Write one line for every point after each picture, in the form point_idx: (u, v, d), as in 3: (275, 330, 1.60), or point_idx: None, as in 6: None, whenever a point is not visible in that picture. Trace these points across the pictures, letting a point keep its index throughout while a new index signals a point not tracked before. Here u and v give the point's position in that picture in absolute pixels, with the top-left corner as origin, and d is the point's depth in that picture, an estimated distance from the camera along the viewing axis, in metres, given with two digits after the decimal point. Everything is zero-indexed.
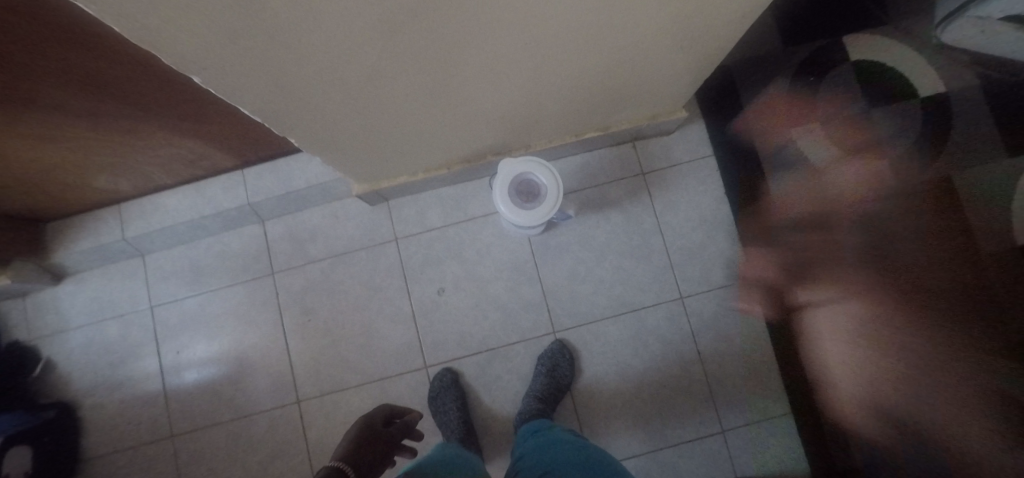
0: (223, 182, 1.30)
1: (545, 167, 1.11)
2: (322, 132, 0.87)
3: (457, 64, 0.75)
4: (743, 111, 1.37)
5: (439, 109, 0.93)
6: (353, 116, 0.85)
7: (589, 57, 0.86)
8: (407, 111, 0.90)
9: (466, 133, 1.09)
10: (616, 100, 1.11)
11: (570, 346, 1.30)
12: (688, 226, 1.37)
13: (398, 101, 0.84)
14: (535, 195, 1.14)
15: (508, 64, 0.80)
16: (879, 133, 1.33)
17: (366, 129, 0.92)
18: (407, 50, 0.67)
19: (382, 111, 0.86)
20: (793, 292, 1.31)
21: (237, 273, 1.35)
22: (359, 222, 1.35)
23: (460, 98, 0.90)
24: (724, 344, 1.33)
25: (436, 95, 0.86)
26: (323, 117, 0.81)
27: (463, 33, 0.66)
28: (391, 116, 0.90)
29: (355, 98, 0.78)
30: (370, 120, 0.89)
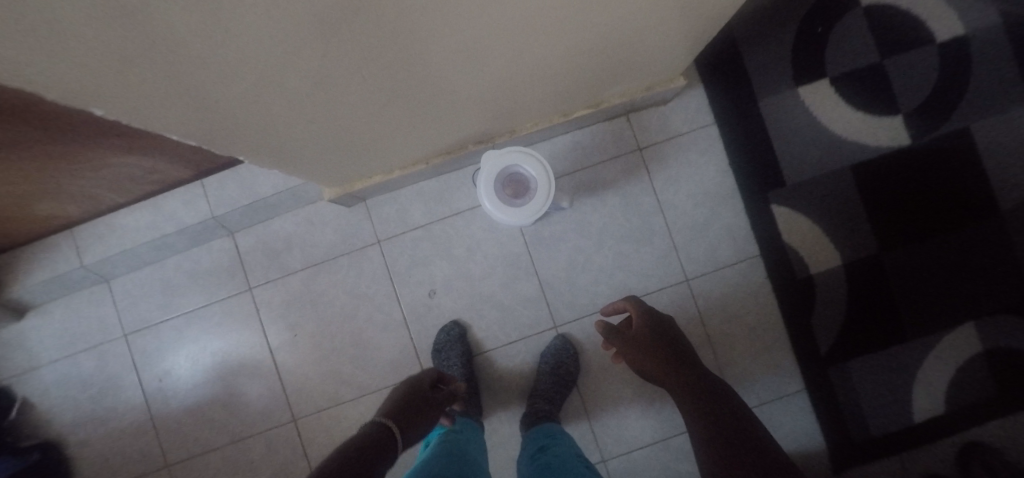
0: (183, 195, 1.19)
1: (528, 161, 1.02)
2: (275, 143, 0.75)
3: (421, 53, 0.63)
4: (747, 71, 1.24)
5: (407, 103, 0.80)
6: (307, 122, 0.72)
7: (577, 30, 0.73)
8: (370, 109, 0.77)
9: (443, 125, 0.97)
10: (608, 73, 0.99)
11: (572, 340, 1.23)
12: (689, 202, 1.25)
13: (356, 100, 0.72)
14: (524, 192, 1.05)
15: (482, 48, 0.68)
16: (888, 88, 1.25)
17: (326, 133, 0.80)
18: (356, 44, 0.54)
19: (340, 112, 0.74)
20: (805, 266, 1.23)
21: (211, 291, 1.26)
22: (336, 226, 1.24)
23: (429, 89, 0.77)
24: (735, 325, 1.25)
25: (400, 89, 0.73)
26: (270, 128, 0.69)
27: (423, 21, 0.54)
28: (352, 117, 0.78)
29: (305, 103, 0.66)
30: (327, 124, 0.76)
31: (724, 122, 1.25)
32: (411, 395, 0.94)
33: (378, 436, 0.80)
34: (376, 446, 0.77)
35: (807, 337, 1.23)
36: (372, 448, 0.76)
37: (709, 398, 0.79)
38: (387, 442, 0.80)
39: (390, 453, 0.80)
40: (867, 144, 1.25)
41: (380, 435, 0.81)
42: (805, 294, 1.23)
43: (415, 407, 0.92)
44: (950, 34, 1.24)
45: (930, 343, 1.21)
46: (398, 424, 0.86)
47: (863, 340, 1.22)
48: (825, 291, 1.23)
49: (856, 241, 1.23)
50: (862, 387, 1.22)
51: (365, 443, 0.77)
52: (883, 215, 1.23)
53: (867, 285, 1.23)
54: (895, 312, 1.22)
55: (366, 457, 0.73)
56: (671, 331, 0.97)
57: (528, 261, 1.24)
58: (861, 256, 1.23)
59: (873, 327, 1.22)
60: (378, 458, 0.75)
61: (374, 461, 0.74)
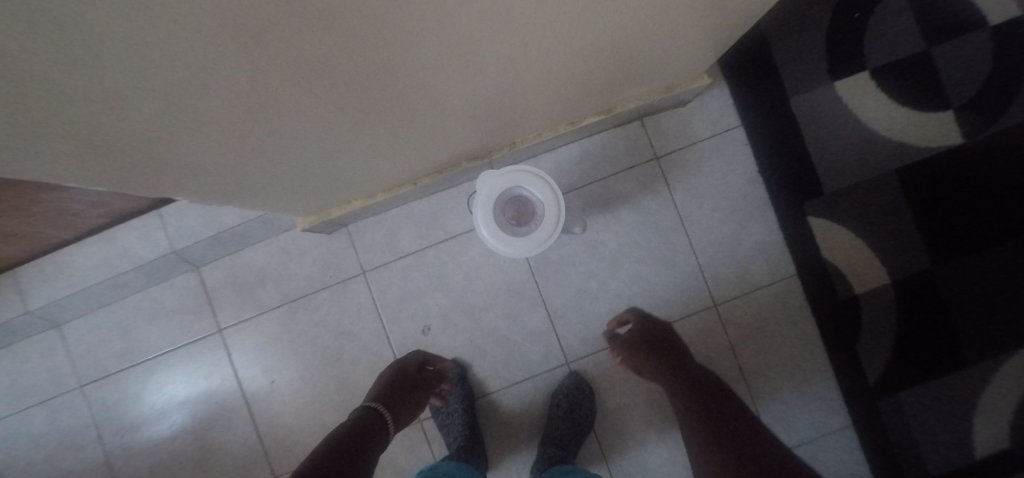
0: (140, 226, 1.05)
1: (530, 184, 0.88)
2: (220, 175, 0.60)
3: (395, 62, 0.47)
4: (777, 66, 1.09)
5: (384, 118, 0.65)
6: (255, 150, 0.57)
7: (592, 24, 0.58)
8: (337, 128, 0.62)
9: (431, 140, 0.82)
10: (621, 76, 0.85)
11: (587, 378, 1.09)
12: (715, 216, 1.10)
13: (317, 120, 0.56)
14: (528, 218, 0.90)
15: (472, 51, 0.52)
16: (936, 81, 1.10)
17: (284, 158, 0.65)
18: (300, 55, 0.38)
19: (297, 135, 0.58)
20: (848, 285, 1.08)
21: (176, 334, 1.11)
22: (315, 256, 1.10)
23: (410, 103, 0.62)
24: (770, 354, 1.11)
25: (372, 104, 0.58)
26: (209, 161, 0.54)
27: (388, 27, 0.39)
28: (315, 139, 0.62)
29: (247, 131, 0.50)
30: (283, 149, 0.61)
31: (751, 126, 1.10)
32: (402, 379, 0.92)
33: (367, 423, 0.80)
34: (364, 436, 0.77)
35: (851, 366, 1.09)
36: (358, 437, 0.76)
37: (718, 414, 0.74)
38: (377, 429, 0.80)
39: (380, 438, 0.80)
40: (915, 144, 1.10)
41: (369, 420, 0.81)
42: (849, 317, 1.08)
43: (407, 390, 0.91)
44: (1007, 16, 1.08)
45: (997, 370, 1.06)
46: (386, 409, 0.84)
47: (917, 367, 1.08)
48: (871, 314, 1.08)
49: (905, 255, 1.09)
50: (917, 420, 1.07)
51: (353, 431, 0.77)
52: (937, 225, 1.08)
53: (919, 306, 1.08)
54: (953, 336, 1.07)
55: (354, 446, 0.73)
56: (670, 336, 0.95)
57: (533, 290, 1.09)
58: (912, 273, 1.08)
59: (929, 353, 1.08)
60: (365, 445, 0.75)
61: (361, 451, 0.73)
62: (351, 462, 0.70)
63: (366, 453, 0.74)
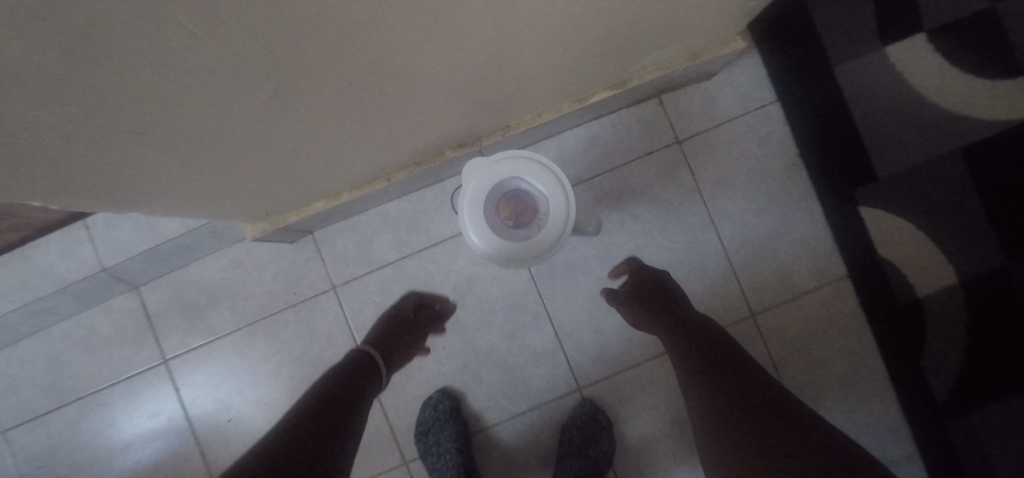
0: (65, 242, 0.88)
1: (531, 172, 0.72)
2: (89, 175, 0.42)
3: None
4: (817, 29, 0.91)
5: (317, 89, 0.46)
6: (126, 135, 0.38)
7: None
8: (254, 102, 0.42)
9: (405, 123, 0.65)
10: (637, 35, 0.67)
11: (603, 405, 0.91)
12: (748, 210, 0.93)
13: (207, 85, 0.36)
14: (528, 217, 0.72)
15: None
16: (1016, 40, 0.87)
17: (191, 147, 0.46)
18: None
19: (185, 111, 0.38)
20: (907, 286, 0.91)
21: (113, 366, 0.93)
22: (275, 270, 0.92)
23: (345, 60, 0.42)
24: (817, 371, 0.94)
25: (291, 60, 0.38)
26: (45, 157, 0.35)
27: None
28: (225, 119, 0.43)
29: (73, 101, 0.30)
30: (175, 131, 0.42)
31: None
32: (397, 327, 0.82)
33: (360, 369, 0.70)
34: (352, 385, 0.66)
35: (913, 380, 0.91)
36: (348, 387, 0.65)
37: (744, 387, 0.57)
38: (369, 375, 0.70)
39: (372, 387, 0.70)
40: (985, 118, 0.89)
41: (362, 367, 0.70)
42: (908, 323, 0.91)
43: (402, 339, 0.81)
44: None
45: None
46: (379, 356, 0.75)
47: (1002, 385, 0.86)
48: (936, 319, 0.89)
49: (977, 245, 0.87)
50: (1010, 454, 0.84)
51: (342, 381, 0.66)
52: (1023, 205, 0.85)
53: (1000, 308, 0.86)
54: None
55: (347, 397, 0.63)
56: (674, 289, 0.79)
57: (536, 302, 0.92)
58: (990, 268, 0.86)
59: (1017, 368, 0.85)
60: (360, 397, 0.65)
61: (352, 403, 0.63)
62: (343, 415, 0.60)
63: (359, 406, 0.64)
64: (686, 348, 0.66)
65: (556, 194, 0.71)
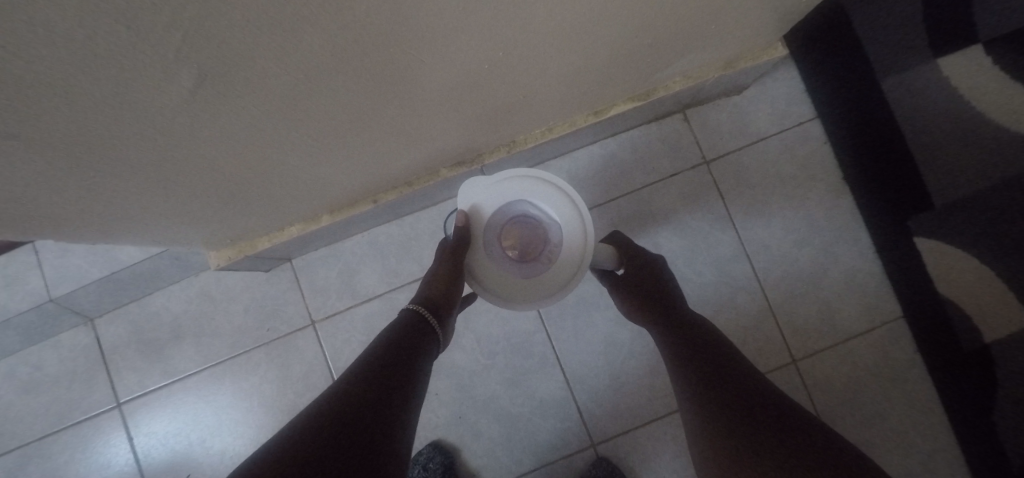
0: (9, 269, 0.78)
1: (539, 195, 0.61)
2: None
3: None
4: (862, 41, 0.82)
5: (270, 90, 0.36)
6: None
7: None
8: (173, 100, 0.31)
9: (392, 134, 0.54)
10: (668, 37, 0.57)
11: (620, 465, 0.78)
12: (786, 241, 0.82)
13: (78, 66, 0.24)
14: (537, 248, 0.61)
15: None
16: None
17: (100, 160, 0.36)
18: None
19: (57, 106, 0.27)
20: (977, 331, 0.76)
21: (61, 411, 0.82)
22: (249, 302, 0.81)
23: (301, 46, 0.31)
24: (871, 430, 0.80)
25: (215, 37, 0.26)
26: None
27: None
28: (134, 121, 0.32)
29: None
30: (58, 139, 0.30)
31: None
32: (451, 264, 0.61)
33: (412, 336, 0.53)
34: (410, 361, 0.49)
35: (983, 440, 0.77)
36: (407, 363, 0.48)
37: (751, 411, 0.46)
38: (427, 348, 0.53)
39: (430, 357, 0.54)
40: None
41: (414, 332, 0.53)
42: (974, 371, 0.77)
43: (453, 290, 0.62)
44: None
45: None
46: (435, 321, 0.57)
47: None
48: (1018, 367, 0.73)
49: None
50: None
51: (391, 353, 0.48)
52: None
53: None
54: None
55: (400, 371, 0.47)
56: (671, 293, 0.68)
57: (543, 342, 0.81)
58: None
59: None
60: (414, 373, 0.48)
61: (409, 378, 0.47)
62: (398, 399, 0.44)
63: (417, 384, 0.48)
64: (684, 364, 0.55)
65: (572, 223, 0.61)
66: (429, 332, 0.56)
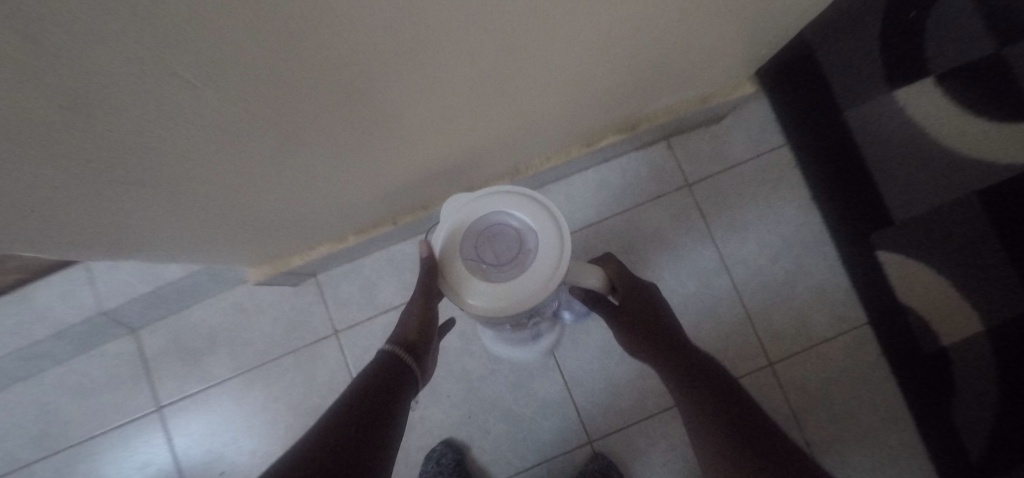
0: (61, 285, 0.85)
1: (508, 205, 0.59)
2: (69, 226, 0.39)
3: (335, 26, 0.27)
4: (826, 78, 0.93)
5: (328, 139, 0.45)
6: (106, 184, 0.35)
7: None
8: (259, 147, 0.41)
9: (389, 166, 0.60)
10: (650, 83, 0.68)
11: (616, 460, 0.86)
12: (762, 254, 0.92)
13: (206, 129, 0.34)
14: (513, 254, 0.58)
15: (459, 31, 0.34)
16: (1010, 88, 0.91)
17: (189, 195, 0.45)
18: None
19: (182, 157, 0.36)
20: (934, 336, 0.87)
21: (106, 415, 0.90)
22: (279, 314, 0.90)
23: (360, 107, 0.41)
24: (843, 426, 0.88)
25: (305, 106, 0.37)
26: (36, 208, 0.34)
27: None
28: (224, 164, 0.41)
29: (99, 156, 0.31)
30: (165, 177, 0.39)
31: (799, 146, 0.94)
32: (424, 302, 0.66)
33: (388, 373, 0.60)
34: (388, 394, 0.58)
35: (943, 436, 0.86)
36: (386, 396, 0.57)
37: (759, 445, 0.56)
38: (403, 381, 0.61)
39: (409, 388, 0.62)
40: (1000, 161, 0.89)
41: (393, 369, 0.61)
42: (935, 374, 0.87)
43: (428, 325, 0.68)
44: None
45: None
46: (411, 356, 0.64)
47: None
48: (966, 369, 0.86)
49: (996, 296, 0.86)
50: None
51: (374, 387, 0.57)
52: None
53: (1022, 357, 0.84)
54: None
55: (380, 403, 0.55)
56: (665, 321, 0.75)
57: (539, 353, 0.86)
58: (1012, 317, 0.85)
59: None
60: (394, 404, 0.57)
61: (384, 411, 0.55)
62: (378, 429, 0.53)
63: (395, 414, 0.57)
64: (694, 394, 0.63)
65: (548, 230, 0.57)
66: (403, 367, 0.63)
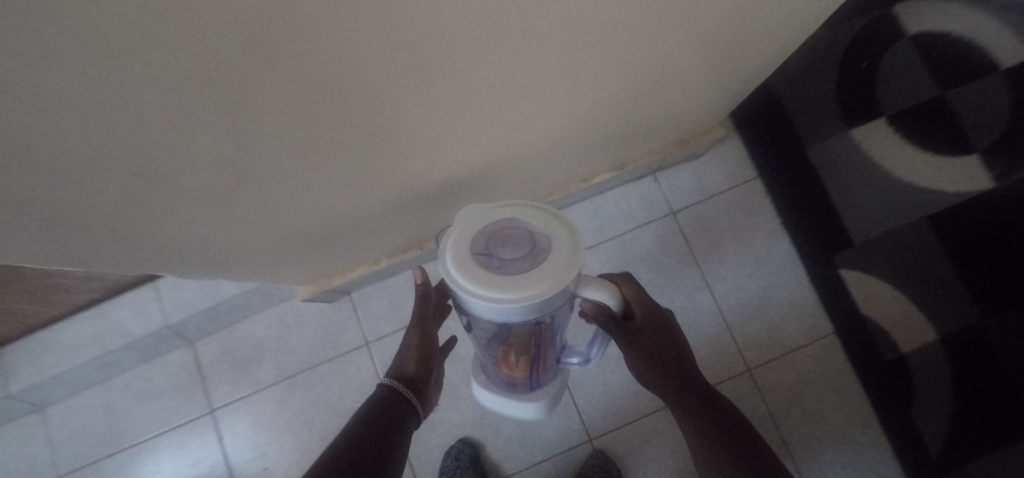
0: (132, 301, 0.99)
1: (528, 213, 0.50)
2: (197, 242, 0.54)
3: (406, 116, 0.43)
4: (792, 120, 1.08)
5: (382, 181, 0.60)
6: (228, 214, 0.50)
7: (599, 76, 0.54)
8: (333, 188, 0.56)
9: (410, 191, 0.69)
10: (634, 130, 0.83)
11: (613, 456, 0.97)
12: (739, 273, 1.05)
13: (306, 176, 0.49)
14: (518, 248, 0.48)
15: (468, 111, 0.48)
16: (951, 126, 1.06)
17: (276, 223, 0.60)
18: (267, 86, 0.31)
19: (284, 193, 0.52)
20: (892, 344, 1.00)
21: (166, 416, 1.03)
22: (318, 328, 1.04)
23: (407, 162, 0.56)
24: (816, 425, 0.99)
25: (375, 160, 0.52)
26: (186, 228, 0.49)
27: (391, 86, 0.37)
28: (306, 200, 0.56)
29: (242, 192, 0.47)
30: (269, 209, 0.54)
31: (770, 177, 1.08)
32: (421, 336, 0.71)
33: (389, 407, 0.65)
34: (390, 427, 0.63)
35: (907, 434, 0.97)
36: (387, 427, 0.62)
37: None
38: (403, 413, 0.66)
39: (409, 420, 0.67)
40: (946, 190, 1.03)
41: (391, 403, 0.66)
42: (896, 378, 0.98)
43: (426, 357, 0.73)
44: (1017, 59, 1.07)
45: None
46: (410, 388, 0.69)
47: (979, 433, 0.95)
48: (923, 375, 0.98)
49: (944, 308, 1.00)
50: None
51: (375, 421, 0.62)
52: (970, 272, 1.00)
53: (968, 361, 0.97)
54: (1007, 390, 0.96)
55: (381, 437, 0.60)
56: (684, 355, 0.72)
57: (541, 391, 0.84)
58: (957, 326, 0.99)
59: (993, 416, 0.95)
60: (395, 437, 0.62)
61: (386, 442, 0.60)
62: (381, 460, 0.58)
63: (397, 444, 0.62)
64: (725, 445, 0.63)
65: (563, 244, 0.48)
66: (404, 401, 0.67)
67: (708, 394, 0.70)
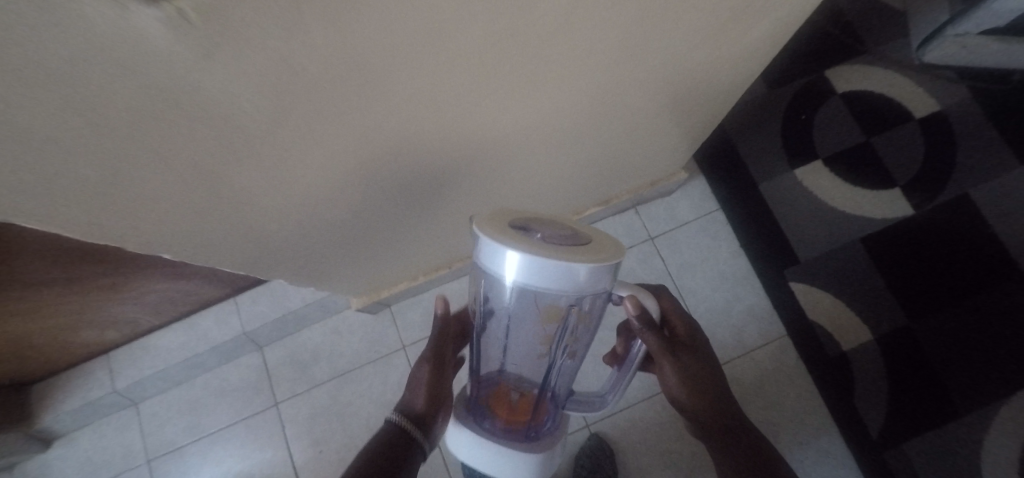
0: (215, 312, 1.21)
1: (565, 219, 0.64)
2: (310, 256, 0.81)
3: (452, 168, 0.69)
4: (743, 160, 1.34)
5: (431, 213, 0.86)
6: (335, 235, 0.77)
7: (572, 138, 0.79)
8: (400, 219, 0.83)
9: (447, 221, 0.94)
10: (613, 172, 1.08)
11: (606, 438, 1.18)
12: (706, 286, 1.29)
13: (386, 209, 0.76)
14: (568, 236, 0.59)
15: (490, 164, 0.73)
16: (876, 164, 1.30)
17: (358, 244, 0.86)
18: (388, 163, 0.60)
19: (371, 222, 0.79)
20: (835, 342, 1.21)
21: (238, 409, 1.25)
22: (364, 335, 1.27)
23: (448, 200, 0.83)
24: (773, 410, 1.21)
25: (432, 198, 0.79)
26: (309, 244, 0.76)
27: (446, 152, 0.62)
28: (382, 228, 0.83)
29: (351, 221, 0.74)
30: (360, 234, 0.81)
31: (728, 207, 1.33)
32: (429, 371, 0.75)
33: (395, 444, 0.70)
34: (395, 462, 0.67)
35: (852, 417, 1.17)
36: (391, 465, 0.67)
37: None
38: (408, 450, 0.70)
39: (415, 456, 0.71)
40: (872, 216, 1.27)
41: (398, 439, 0.70)
42: (841, 372, 1.19)
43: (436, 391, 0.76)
44: (929, 108, 1.31)
45: (988, 406, 1.11)
46: (417, 424, 0.72)
47: (913, 416, 1.14)
48: (865, 369, 1.18)
49: (879, 313, 1.21)
50: (923, 466, 1.11)
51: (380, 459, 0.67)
52: (899, 282, 1.21)
53: (901, 356, 1.17)
54: (936, 379, 1.15)
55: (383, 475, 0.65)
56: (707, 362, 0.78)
57: (540, 442, 0.71)
58: (889, 327, 1.20)
59: (924, 401, 1.14)
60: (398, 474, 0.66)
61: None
62: None
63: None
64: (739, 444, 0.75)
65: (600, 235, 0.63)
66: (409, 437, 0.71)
67: (722, 403, 0.77)
